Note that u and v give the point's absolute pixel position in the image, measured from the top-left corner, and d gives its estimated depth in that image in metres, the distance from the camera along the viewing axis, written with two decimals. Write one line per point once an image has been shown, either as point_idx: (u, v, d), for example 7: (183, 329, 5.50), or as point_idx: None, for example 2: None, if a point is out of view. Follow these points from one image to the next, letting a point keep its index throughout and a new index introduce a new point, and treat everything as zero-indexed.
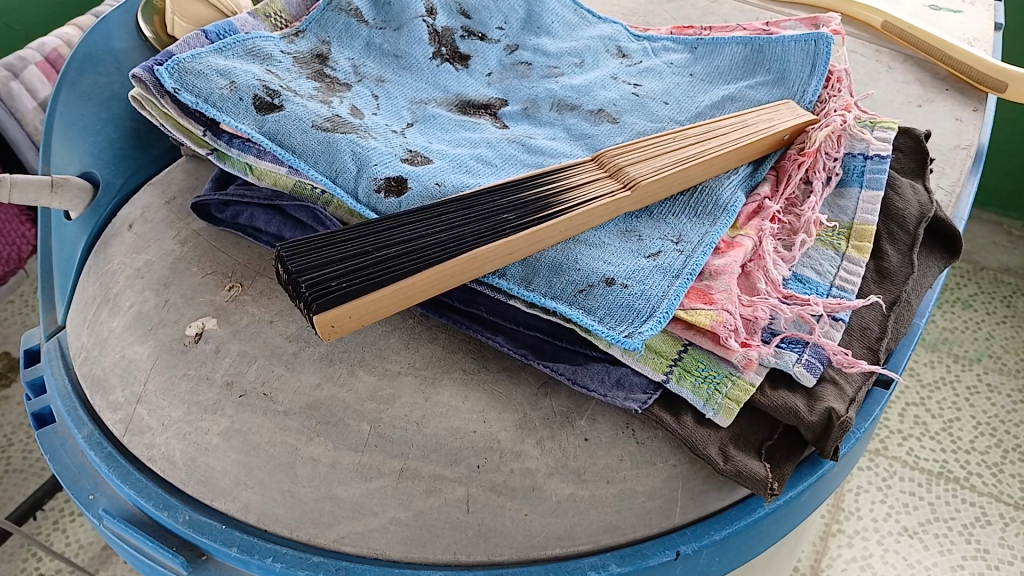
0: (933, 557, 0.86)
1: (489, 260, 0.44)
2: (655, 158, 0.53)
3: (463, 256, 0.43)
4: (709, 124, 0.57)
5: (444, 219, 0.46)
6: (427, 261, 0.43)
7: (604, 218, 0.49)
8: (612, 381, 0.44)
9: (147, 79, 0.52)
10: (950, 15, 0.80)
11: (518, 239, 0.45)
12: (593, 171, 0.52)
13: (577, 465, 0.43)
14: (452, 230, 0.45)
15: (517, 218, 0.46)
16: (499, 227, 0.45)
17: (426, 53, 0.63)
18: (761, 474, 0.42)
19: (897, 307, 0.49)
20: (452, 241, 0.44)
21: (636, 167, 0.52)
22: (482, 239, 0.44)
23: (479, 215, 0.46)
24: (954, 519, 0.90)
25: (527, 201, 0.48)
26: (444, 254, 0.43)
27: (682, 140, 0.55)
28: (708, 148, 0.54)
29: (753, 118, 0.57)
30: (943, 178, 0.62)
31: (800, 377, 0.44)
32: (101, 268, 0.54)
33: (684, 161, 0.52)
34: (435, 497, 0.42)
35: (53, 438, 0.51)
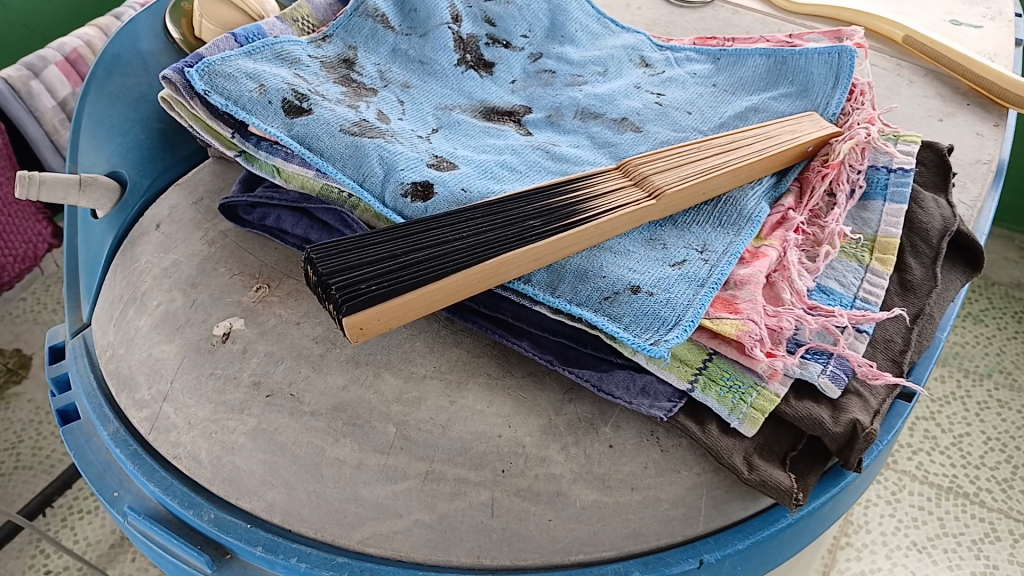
0: (942, 572, 0.86)
1: (515, 266, 0.45)
2: (680, 167, 0.53)
3: (489, 262, 0.44)
4: (733, 135, 0.57)
5: (470, 225, 0.46)
6: (453, 266, 0.43)
7: (629, 226, 0.50)
8: (638, 389, 0.44)
9: (177, 80, 0.53)
10: (970, 30, 0.80)
11: (544, 246, 0.45)
12: (618, 179, 0.52)
13: (601, 472, 0.43)
14: (479, 236, 0.45)
15: (542, 224, 0.47)
16: (524, 233, 0.46)
17: (451, 59, 0.63)
18: (785, 484, 0.42)
19: (921, 319, 0.50)
20: (479, 247, 0.44)
21: (662, 176, 0.52)
22: (507, 245, 0.45)
23: (505, 220, 0.47)
24: (963, 535, 0.89)
25: (553, 207, 0.48)
26: (470, 259, 0.44)
27: (707, 150, 0.55)
28: (734, 158, 0.54)
29: (777, 130, 0.57)
30: (964, 193, 0.62)
31: (824, 388, 0.44)
32: (128, 267, 0.55)
33: (709, 171, 0.53)
34: (460, 501, 0.42)
35: (78, 434, 0.51)
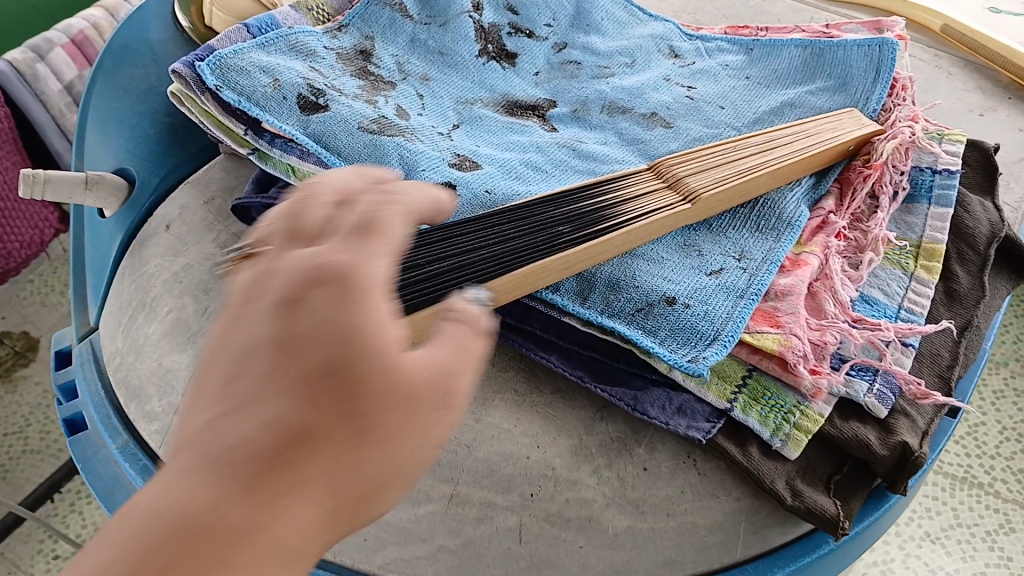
0: (956, 564, 0.76)
1: (544, 275, 0.42)
2: (715, 167, 0.50)
3: (518, 270, 0.41)
4: (771, 132, 0.54)
5: (496, 230, 0.44)
6: (480, 276, 0.41)
7: (663, 231, 0.47)
8: (674, 408, 0.42)
9: (187, 74, 0.50)
10: (1009, 18, 0.77)
11: (575, 253, 0.43)
12: (650, 180, 0.50)
13: (635, 496, 0.41)
14: (506, 243, 0.43)
15: (572, 230, 0.44)
16: (553, 240, 0.43)
17: (472, 50, 0.60)
18: (832, 512, 0.39)
19: (969, 332, 0.47)
20: (506, 255, 0.42)
21: (697, 177, 0.49)
22: (537, 253, 0.42)
23: (532, 226, 0.44)
24: (977, 525, 0.79)
25: (583, 211, 0.46)
26: (498, 268, 0.41)
27: (743, 148, 0.52)
28: (772, 158, 0.51)
29: (817, 127, 0.54)
30: (1008, 194, 0.59)
31: (871, 408, 0.42)
32: (137, 269, 0.53)
33: (747, 172, 0.50)
34: (486, 526, 0.40)
35: (86, 446, 0.49)
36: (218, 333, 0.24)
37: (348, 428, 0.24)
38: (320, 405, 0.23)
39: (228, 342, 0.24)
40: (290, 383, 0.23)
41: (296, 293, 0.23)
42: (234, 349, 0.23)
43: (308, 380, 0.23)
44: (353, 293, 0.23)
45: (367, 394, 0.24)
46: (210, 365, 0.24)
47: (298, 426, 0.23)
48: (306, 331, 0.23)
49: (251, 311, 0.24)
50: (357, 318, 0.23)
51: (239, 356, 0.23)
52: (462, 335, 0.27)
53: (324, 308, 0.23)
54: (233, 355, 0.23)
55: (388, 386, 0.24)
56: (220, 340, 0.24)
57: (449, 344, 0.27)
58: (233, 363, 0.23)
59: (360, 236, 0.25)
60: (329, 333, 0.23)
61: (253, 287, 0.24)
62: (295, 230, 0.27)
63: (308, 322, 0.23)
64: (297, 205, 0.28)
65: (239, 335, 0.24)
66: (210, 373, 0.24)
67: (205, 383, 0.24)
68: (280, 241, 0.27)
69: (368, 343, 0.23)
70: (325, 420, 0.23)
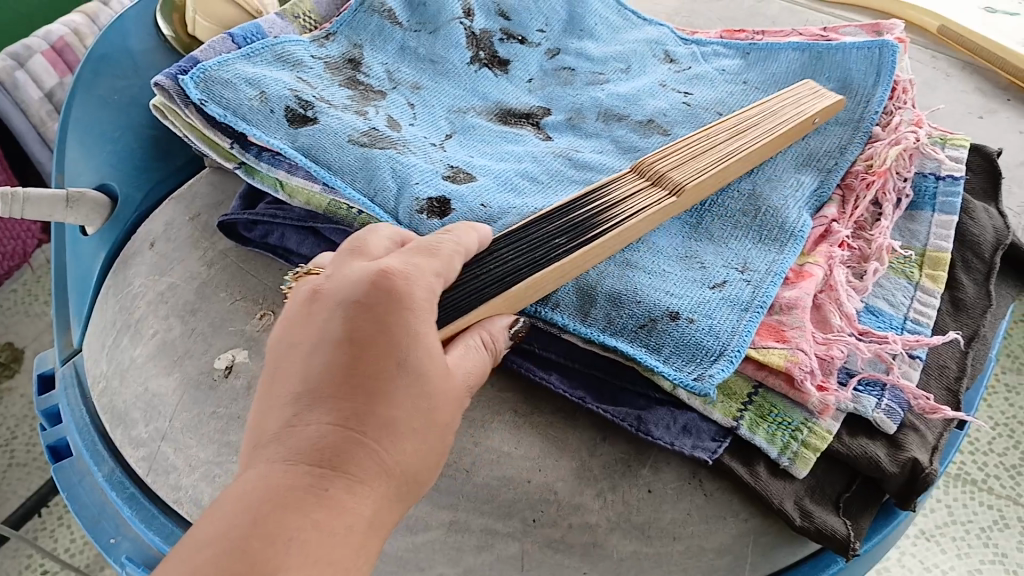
0: (951, 561, 0.72)
1: (542, 288, 0.41)
2: (695, 159, 0.50)
3: (518, 286, 0.40)
4: (735, 122, 0.54)
5: (493, 249, 0.41)
6: (478, 295, 0.39)
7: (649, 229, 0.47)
8: (679, 427, 0.41)
9: (170, 87, 0.48)
10: (1006, 18, 0.76)
11: (571, 262, 0.42)
12: (631, 180, 0.49)
13: (641, 520, 0.40)
14: (504, 261, 0.41)
15: (567, 240, 0.43)
16: (551, 252, 0.42)
17: (464, 57, 0.59)
18: (841, 532, 0.38)
19: (976, 343, 0.46)
20: (506, 274, 0.40)
21: (678, 171, 0.49)
22: (535, 266, 0.41)
23: (528, 242, 0.43)
24: (972, 522, 0.75)
25: (576, 221, 0.45)
26: (498, 287, 0.39)
27: (715, 136, 0.53)
28: (747, 146, 0.52)
29: (781, 104, 0.55)
30: (1011, 199, 0.58)
31: (879, 423, 0.41)
32: (121, 289, 0.51)
33: (726, 162, 0.50)
34: (487, 553, 0.39)
35: (71, 473, 0.48)
36: (298, 328, 0.31)
37: (407, 418, 0.29)
38: (375, 394, 0.29)
39: (308, 335, 0.31)
40: (365, 379, 0.29)
41: (374, 306, 0.30)
42: (313, 340, 0.30)
43: (375, 377, 0.29)
44: (407, 306, 0.31)
45: (423, 395, 0.30)
46: (294, 350, 0.31)
47: (367, 416, 0.29)
48: (381, 334, 0.30)
49: (328, 312, 0.31)
50: (420, 333, 0.30)
51: (317, 343, 0.30)
52: (489, 352, 0.36)
53: (396, 318, 0.30)
54: (322, 341, 0.30)
55: (438, 392, 0.31)
56: (296, 333, 0.31)
57: (470, 354, 0.35)
58: (317, 346, 0.30)
59: (410, 260, 0.33)
60: (397, 344, 0.30)
61: (327, 290, 0.31)
62: (350, 251, 0.34)
63: (379, 333, 0.30)
64: (353, 245, 0.35)
65: (313, 332, 0.31)
66: (290, 356, 0.31)
67: (288, 363, 0.30)
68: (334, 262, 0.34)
69: (427, 349, 0.30)
70: (392, 407, 0.29)
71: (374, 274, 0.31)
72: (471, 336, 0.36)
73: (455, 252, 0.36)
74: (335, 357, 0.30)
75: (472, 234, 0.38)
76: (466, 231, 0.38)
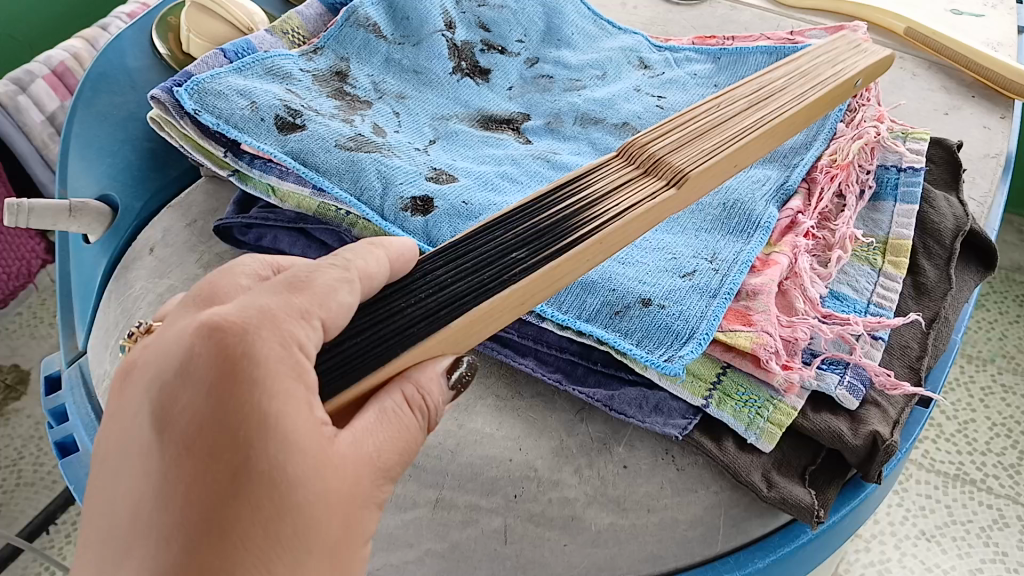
0: (952, 560, 0.78)
1: (493, 319, 0.34)
2: (700, 139, 0.43)
3: (453, 323, 0.33)
4: (767, 77, 0.49)
5: (433, 273, 0.36)
6: (401, 338, 0.33)
7: (643, 227, 0.39)
8: (650, 406, 0.43)
9: (166, 99, 0.51)
10: (971, 20, 0.79)
11: (530, 285, 0.34)
12: (620, 167, 0.42)
13: (616, 494, 0.42)
14: (445, 290, 0.35)
15: (530, 255, 0.36)
16: (505, 273, 0.35)
17: (446, 67, 0.62)
18: (806, 501, 0.40)
19: (937, 324, 0.48)
20: (443, 306, 0.34)
21: (678, 156, 0.41)
22: (481, 294, 0.34)
23: (478, 261, 0.36)
24: (971, 522, 0.81)
25: (543, 227, 0.37)
26: (428, 327, 0.33)
27: (731, 104, 0.46)
28: (765, 113, 0.46)
29: (817, 62, 0.52)
30: (974, 189, 0.61)
31: (842, 400, 0.43)
32: (122, 293, 0.54)
33: (738, 136, 0.43)
34: (471, 528, 0.42)
35: (78, 468, 0.50)
36: (135, 404, 0.28)
37: (272, 513, 0.26)
38: (228, 491, 0.26)
39: (139, 426, 0.27)
40: (214, 471, 0.26)
41: (211, 378, 0.26)
42: (144, 430, 0.27)
43: (226, 470, 0.26)
44: (253, 377, 0.26)
45: (287, 484, 0.26)
46: (135, 434, 0.27)
47: (219, 519, 0.25)
48: (226, 415, 0.26)
49: (163, 389, 0.27)
50: (274, 410, 0.26)
51: (156, 428, 0.27)
52: (413, 415, 0.31)
53: (240, 393, 0.26)
54: (161, 425, 0.27)
55: (309, 476, 0.27)
56: (135, 413, 0.28)
57: (384, 421, 0.30)
58: (157, 431, 0.27)
59: (257, 304, 0.28)
60: (245, 428, 0.26)
61: (159, 360, 0.27)
62: (199, 302, 0.31)
63: (222, 413, 0.26)
64: (203, 294, 0.31)
65: (143, 421, 0.27)
66: (131, 442, 0.27)
67: (130, 450, 0.27)
68: (177, 314, 0.30)
69: (285, 430, 0.26)
70: (248, 503, 0.26)
71: (206, 336, 0.27)
72: (388, 396, 0.31)
73: (335, 283, 0.31)
74: (175, 445, 0.26)
75: (373, 253, 0.33)
76: (369, 249, 0.33)
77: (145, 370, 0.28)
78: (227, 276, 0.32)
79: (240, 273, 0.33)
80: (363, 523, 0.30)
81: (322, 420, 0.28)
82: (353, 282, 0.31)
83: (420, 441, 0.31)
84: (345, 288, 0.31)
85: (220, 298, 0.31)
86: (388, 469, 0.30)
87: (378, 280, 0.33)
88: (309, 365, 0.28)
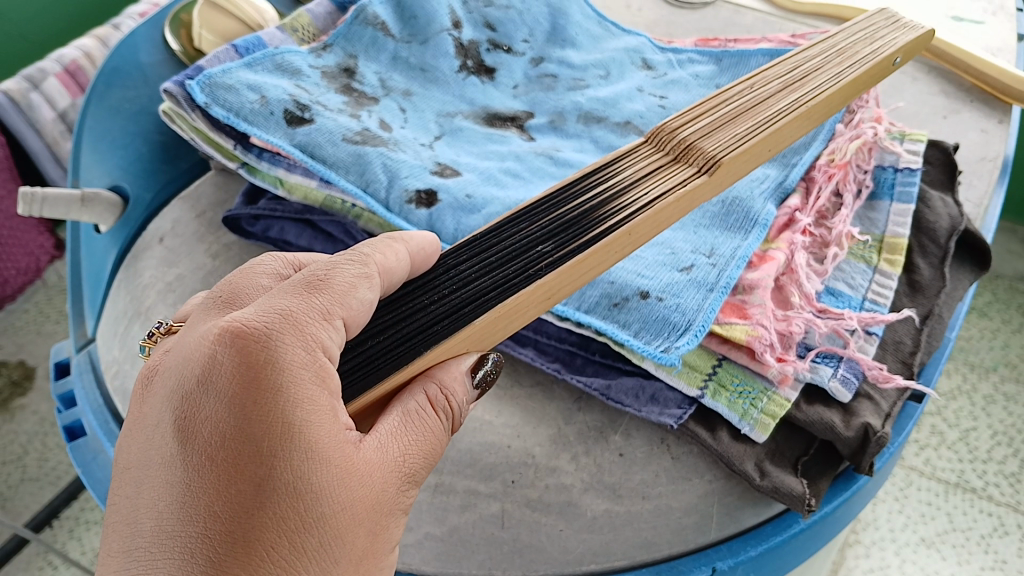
0: (952, 568, 0.78)
1: (517, 316, 0.34)
2: (733, 123, 0.43)
3: (477, 320, 0.33)
4: (798, 62, 0.49)
5: (456, 268, 0.36)
6: (425, 336, 0.33)
7: (675, 214, 0.39)
8: (647, 397, 0.44)
9: (178, 93, 0.52)
10: (972, 26, 0.80)
11: (555, 279, 0.34)
12: (648, 153, 0.42)
13: (612, 481, 0.43)
14: (469, 286, 0.35)
15: (556, 248, 0.36)
16: (530, 267, 0.35)
17: (453, 65, 0.63)
18: (798, 490, 0.41)
19: (931, 321, 0.49)
20: (467, 303, 0.34)
21: (710, 141, 0.41)
22: (505, 291, 0.34)
23: (502, 255, 0.36)
24: (971, 530, 0.82)
25: (567, 219, 0.37)
26: (453, 325, 0.33)
27: (764, 85, 0.46)
28: (800, 96, 0.46)
29: (850, 43, 0.52)
30: (970, 192, 0.62)
31: (834, 392, 0.44)
32: (132, 281, 0.55)
33: (773, 118, 0.43)
34: (470, 513, 0.43)
35: (86, 451, 0.52)
36: (161, 413, 0.29)
37: (297, 522, 0.27)
38: (254, 500, 0.27)
39: (164, 434, 0.28)
40: (241, 480, 0.27)
41: (236, 388, 0.28)
42: (168, 438, 0.28)
43: (252, 479, 0.27)
44: (277, 387, 0.28)
45: (312, 492, 0.28)
46: (159, 443, 0.28)
47: (245, 528, 0.27)
48: (251, 426, 0.27)
49: (190, 399, 0.28)
50: (298, 420, 0.27)
51: (182, 438, 0.28)
52: (437, 416, 0.31)
53: (266, 403, 0.27)
54: (187, 435, 0.28)
55: (334, 485, 0.28)
56: (159, 423, 0.29)
57: (408, 425, 0.31)
58: (183, 441, 0.28)
59: (278, 306, 0.29)
60: (270, 439, 0.27)
61: (185, 369, 0.29)
62: (221, 305, 0.32)
63: (248, 423, 0.27)
64: (224, 296, 0.33)
65: (168, 428, 0.28)
66: (155, 452, 0.29)
67: (155, 459, 0.28)
68: (199, 318, 0.32)
69: (309, 439, 0.27)
70: (273, 513, 0.27)
71: (232, 346, 0.28)
72: (412, 396, 0.31)
73: (354, 281, 0.31)
74: (201, 454, 0.27)
75: (394, 248, 0.33)
76: (389, 242, 0.33)
77: (171, 378, 0.29)
78: (247, 276, 0.34)
79: (260, 273, 0.34)
80: (390, 528, 0.31)
81: (347, 428, 0.29)
82: (371, 278, 0.32)
83: (444, 442, 0.32)
84: (365, 284, 0.31)
85: (242, 301, 0.32)
86: (414, 474, 0.31)
87: (397, 275, 0.33)
88: (333, 369, 0.29)
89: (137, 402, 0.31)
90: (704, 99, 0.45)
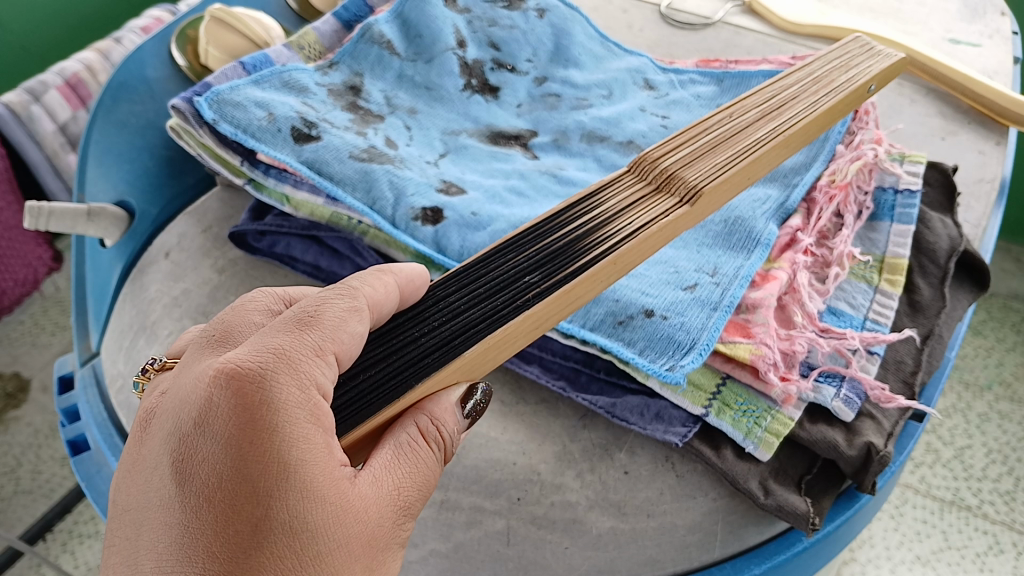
0: None
1: (507, 345, 0.34)
2: (714, 153, 0.43)
3: (466, 352, 0.33)
4: (772, 91, 0.50)
5: (446, 300, 0.36)
6: (413, 369, 0.33)
7: (659, 242, 0.40)
8: (651, 414, 0.44)
9: (186, 109, 0.52)
10: (968, 49, 0.81)
11: (544, 309, 0.35)
12: (632, 183, 0.42)
13: (617, 499, 0.43)
14: (458, 318, 0.35)
15: (544, 278, 0.36)
16: (519, 297, 0.35)
17: (457, 84, 0.63)
18: (802, 508, 0.41)
19: (931, 340, 0.49)
20: (454, 336, 0.34)
21: (691, 171, 0.41)
22: (494, 322, 0.34)
23: (491, 286, 0.36)
24: (967, 547, 0.82)
25: (556, 251, 0.37)
26: (441, 359, 0.33)
27: (743, 115, 0.47)
28: (779, 123, 0.46)
29: (824, 70, 0.53)
30: (969, 213, 0.62)
31: (838, 412, 0.43)
32: (138, 296, 0.56)
33: (752, 148, 0.44)
34: (475, 529, 0.43)
35: (90, 465, 0.52)
36: (158, 455, 0.29)
37: (295, 560, 0.28)
38: (252, 541, 0.27)
39: (162, 477, 0.29)
40: (238, 521, 0.27)
41: (231, 429, 0.28)
42: (166, 481, 0.29)
43: (249, 521, 0.27)
44: (272, 427, 0.28)
45: (308, 531, 0.28)
46: (157, 485, 0.29)
47: (243, 569, 0.27)
48: (248, 467, 0.28)
49: (187, 441, 0.29)
50: (294, 460, 0.28)
51: (179, 479, 0.28)
52: (429, 447, 0.32)
53: (262, 443, 0.28)
54: (184, 477, 0.28)
55: (328, 522, 0.28)
56: (156, 465, 0.29)
57: (400, 458, 0.31)
58: (180, 483, 0.28)
59: (271, 345, 0.30)
60: (266, 479, 0.28)
61: (183, 411, 0.29)
62: (215, 344, 0.33)
63: (242, 464, 0.28)
64: (218, 334, 0.33)
65: (164, 472, 0.29)
66: (152, 494, 0.29)
67: (153, 501, 0.29)
68: (194, 356, 0.32)
69: (305, 478, 0.28)
70: (270, 553, 0.27)
71: (228, 387, 0.28)
72: (403, 429, 0.32)
73: (344, 314, 0.32)
74: (197, 496, 0.28)
75: (383, 281, 0.34)
76: (380, 276, 0.34)
77: (169, 420, 0.30)
78: (239, 313, 0.34)
79: (252, 310, 0.34)
80: (387, 562, 0.31)
81: (341, 464, 0.30)
82: (361, 312, 0.32)
83: (438, 473, 0.33)
84: (354, 318, 0.32)
85: (235, 339, 0.33)
86: (410, 507, 0.32)
87: (386, 307, 0.34)
88: (328, 407, 0.30)
89: (132, 444, 0.31)
90: (685, 128, 0.45)
